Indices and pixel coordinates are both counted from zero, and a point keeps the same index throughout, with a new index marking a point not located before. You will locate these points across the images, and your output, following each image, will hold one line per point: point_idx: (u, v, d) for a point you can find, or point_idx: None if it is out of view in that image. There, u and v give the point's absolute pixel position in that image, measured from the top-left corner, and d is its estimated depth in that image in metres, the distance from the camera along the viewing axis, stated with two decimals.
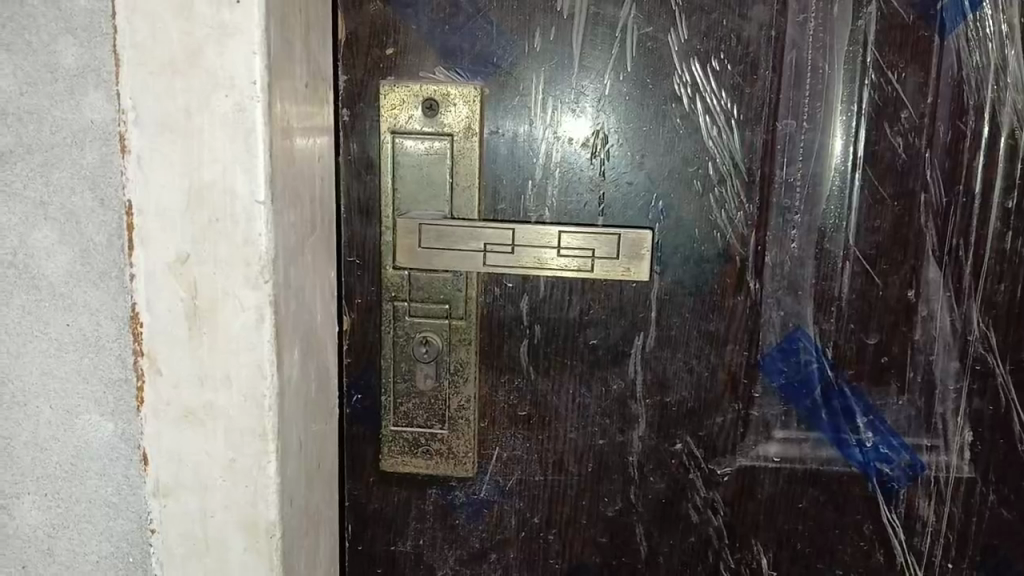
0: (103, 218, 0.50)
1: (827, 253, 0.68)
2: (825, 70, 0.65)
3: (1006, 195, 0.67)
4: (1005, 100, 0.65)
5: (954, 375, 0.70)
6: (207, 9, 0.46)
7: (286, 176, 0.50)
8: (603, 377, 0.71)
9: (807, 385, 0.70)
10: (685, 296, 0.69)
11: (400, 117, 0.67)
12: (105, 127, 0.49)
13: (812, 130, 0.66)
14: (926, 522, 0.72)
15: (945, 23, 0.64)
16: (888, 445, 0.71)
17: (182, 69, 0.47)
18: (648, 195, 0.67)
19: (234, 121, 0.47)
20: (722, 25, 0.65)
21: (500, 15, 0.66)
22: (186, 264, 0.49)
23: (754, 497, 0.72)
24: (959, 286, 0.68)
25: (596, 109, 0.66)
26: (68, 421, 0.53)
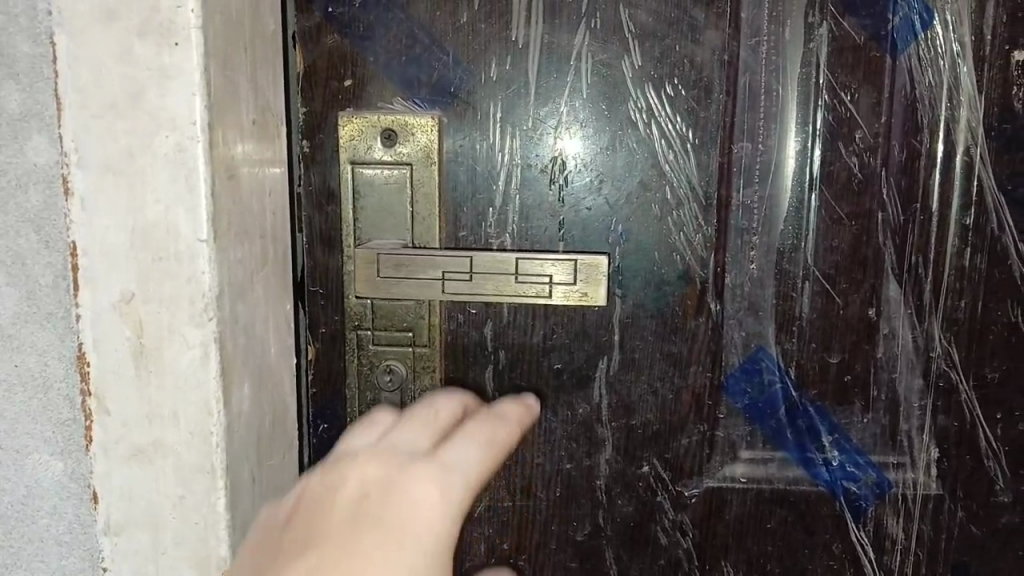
0: (49, 259, 0.51)
1: (787, 272, 0.68)
2: (778, 92, 0.65)
3: (964, 211, 0.67)
4: (959, 118, 0.65)
5: (918, 392, 0.69)
6: (148, 52, 0.47)
7: (233, 213, 0.51)
8: (568, 401, 0.71)
9: (771, 405, 0.70)
10: (647, 318, 0.69)
11: (359, 147, 0.67)
12: (48, 170, 0.50)
13: (767, 151, 0.66)
14: (896, 540, 0.72)
15: (896, 43, 0.65)
16: (854, 463, 0.71)
17: (123, 111, 0.48)
18: (608, 219, 0.68)
19: (176, 161, 0.48)
20: (675, 51, 0.66)
21: (455, 45, 0.66)
22: (132, 303, 0.50)
23: (721, 518, 0.73)
24: (919, 304, 0.68)
25: (554, 135, 0.67)
26: (18, 461, 0.53)
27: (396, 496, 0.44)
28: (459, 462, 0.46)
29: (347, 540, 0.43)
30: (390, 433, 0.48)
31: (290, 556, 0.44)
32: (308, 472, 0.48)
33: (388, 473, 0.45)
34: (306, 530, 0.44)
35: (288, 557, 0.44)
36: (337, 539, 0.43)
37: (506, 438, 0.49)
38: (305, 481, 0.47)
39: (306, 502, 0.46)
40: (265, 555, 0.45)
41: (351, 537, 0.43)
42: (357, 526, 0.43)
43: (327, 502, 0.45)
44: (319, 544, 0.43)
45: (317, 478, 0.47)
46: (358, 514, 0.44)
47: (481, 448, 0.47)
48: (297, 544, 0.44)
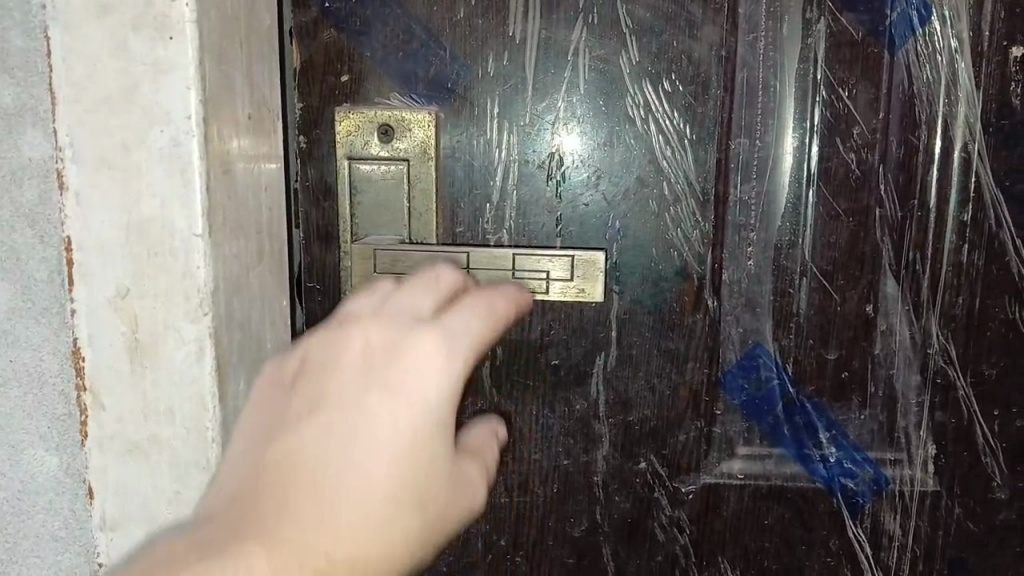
0: (44, 254, 0.51)
1: (785, 269, 0.68)
2: (776, 88, 0.65)
3: (961, 208, 0.67)
4: (957, 114, 0.65)
5: (915, 389, 0.69)
6: (142, 47, 0.48)
7: (229, 209, 0.52)
8: (565, 397, 0.71)
9: (768, 401, 0.70)
10: (645, 314, 0.69)
11: (356, 142, 0.67)
12: (44, 165, 0.50)
13: (765, 147, 0.66)
14: (893, 536, 0.72)
15: (894, 39, 0.65)
16: (852, 460, 0.71)
17: (118, 106, 0.49)
18: (605, 215, 0.68)
19: (170, 155, 0.49)
20: (673, 47, 0.65)
21: (452, 40, 0.66)
22: (127, 298, 0.51)
23: (719, 515, 0.73)
24: (917, 300, 0.68)
25: (551, 131, 0.67)
26: (13, 458, 0.53)
27: (401, 354, 0.45)
28: (461, 326, 0.47)
29: (355, 394, 0.44)
30: (392, 300, 0.49)
31: (297, 412, 0.44)
32: (309, 339, 0.48)
33: (393, 334, 0.46)
34: (312, 389, 0.45)
35: (294, 413, 0.44)
36: (346, 393, 0.44)
37: (511, 310, 0.50)
38: (307, 344, 0.48)
39: (310, 365, 0.47)
40: (269, 414, 0.45)
41: (361, 391, 0.44)
42: (366, 381, 0.44)
43: (333, 363, 0.46)
44: (327, 400, 0.44)
45: (319, 341, 0.47)
46: (365, 371, 0.45)
47: (483, 314, 0.48)
48: (304, 406, 0.45)
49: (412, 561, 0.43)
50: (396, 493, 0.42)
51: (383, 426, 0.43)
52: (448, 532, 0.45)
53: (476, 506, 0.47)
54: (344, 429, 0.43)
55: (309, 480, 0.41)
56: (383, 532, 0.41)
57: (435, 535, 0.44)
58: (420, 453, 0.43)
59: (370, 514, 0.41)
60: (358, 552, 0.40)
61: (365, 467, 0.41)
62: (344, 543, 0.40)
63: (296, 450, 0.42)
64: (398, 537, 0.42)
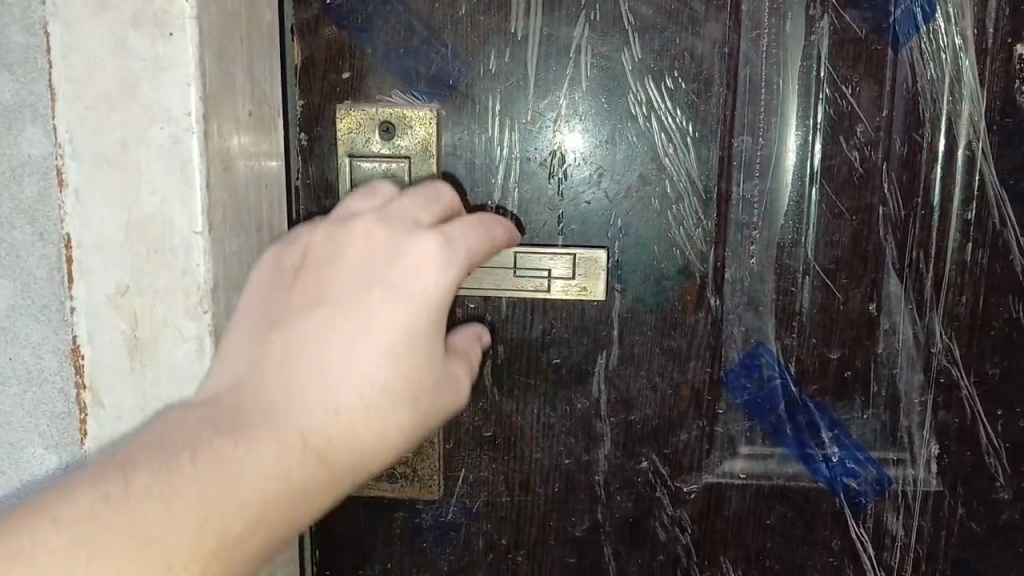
0: (43, 252, 0.51)
1: (787, 267, 0.68)
2: (778, 85, 0.65)
3: (965, 206, 0.66)
4: (960, 112, 0.65)
5: (918, 388, 0.69)
6: (142, 43, 0.48)
7: (229, 207, 0.52)
8: (567, 396, 0.71)
9: (770, 400, 0.70)
10: (647, 313, 0.69)
11: (357, 139, 0.67)
12: (43, 162, 0.50)
13: (768, 145, 0.66)
14: (896, 536, 0.72)
15: (898, 36, 0.64)
16: (854, 459, 0.70)
17: (118, 103, 0.49)
18: (607, 213, 0.67)
19: (170, 153, 0.49)
20: (675, 44, 0.65)
21: (454, 37, 0.66)
22: (127, 296, 0.51)
23: (721, 514, 0.72)
24: (920, 299, 0.68)
25: (553, 129, 0.66)
26: (12, 455, 0.55)
27: (402, 258, 0.50)
28: (457, 240, 0.52)
29: (357, 292, 0.49)
30: (393, 204, 0.53)
31: (300, 303, 0.50)
32: (310, 232, 0.53)
33: (394, 239, 0.51)
34: (315, 284, 0.50)
35: (298, 305, 0.49)
36: (349, 293, 0.49)
37: (496, 235, 0.57)
38: (308, 239, 0.52)
39: (311, 261, 0.51)
40: (272, 302, 0.50)
41: (363, 291, 0.49)
42: (367, 282, 0.49)
43: (335, 260, 0.51)
44: (330, 297, 0.49)
45: (321, 238, 0.52)
46: (368, 272, 0.50)
47: (475, 233, 0.54)
48: (307, 298, 0.50)
49: (402, 441, 0.50)
50: (391, 386, 0.48)
51: (383, 326, 0.48)
52: (431, 420, 0.52)
53: (455, 400, 0.54)
54: (347, 326, 0.48)
55: (315, 370, 0.47)
56: (380, 416, 0.48)
57: (422, 422, 0.51)
58: (414, 353, 0.49)
59: (368, 404, 0.47)
60: (356, 436, 0.47)
61: (366, 362, 0.48)
62: (347, 423, 0.47)
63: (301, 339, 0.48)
64: (391, 424, 0.49)
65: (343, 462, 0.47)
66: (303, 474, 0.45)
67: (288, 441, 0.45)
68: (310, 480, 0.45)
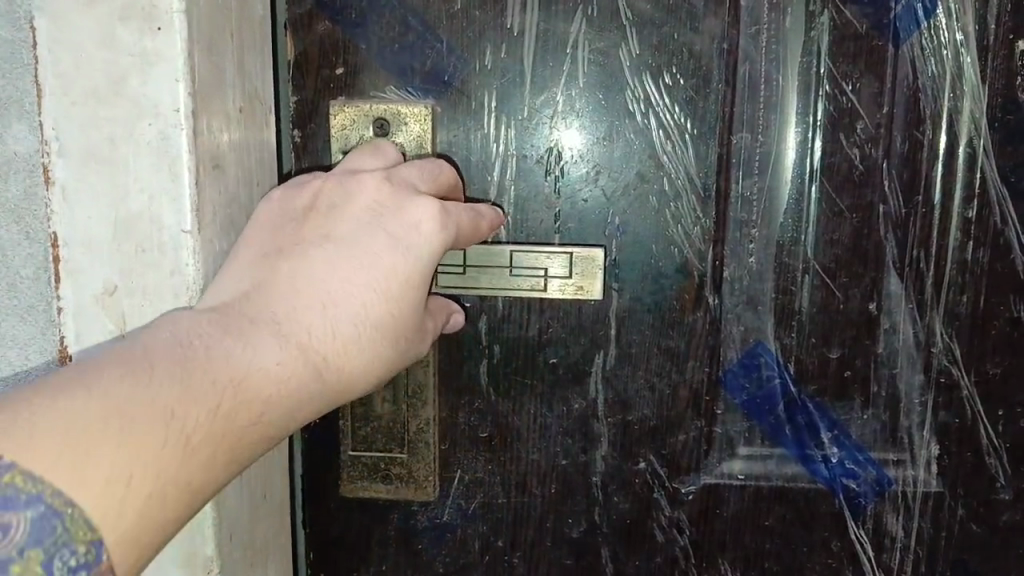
0: (30, 251, 0.51)
1: (787, 266, 0.67)
2: (778, 81, 0.64)
3: (966, 204, 0.65)
4: (962, 109, 0.64)
5: (918, 388, 0.68)
6: (130, 38, 0.48)
7: (218, 205, 0.52)
8: (564, 396, 0.70)
9: (769, 401, 0.69)
10: (645, 313, 0.68)
11: (351, 137, 0.66)
12: (29, 158, 0.50)
13: (767, 142, 0.65)
14: (895, 538, 0.71)
15: (899, 32, 0.63)
16: (854, 460, 0.70)
17: (105, 99, 0.48)
18: (604, 211, 0.66)
19: (159, 150, 0.49)
20: (674, 40, 0.64)
21: (449, 32, 0.65)
22: (114, 296, 0.51)
23: (719, 516, 0.72)
24: (921, 298, 0.67)
25: (550, 126, 0.65)
26: None
27: (405, 210, 0.52)
28: (456, 211, 0.55)
29: (361, 233, 0.51)
30: (398, 167, 0.55)
31: (304, 236, 0.51)
32: (316, 179, 0.54)
33: (399, 194, 0.53)
34: (319, 222, 0.52)
35: (302, 237, 0.51)
36: (352, 233, 0.51)
37: (481, 230, 0.59)
38: (317, 186, 0.53)
39: (318, 205, 0.52)
40: (275, 232, 0.52)
41: (365, 233, 0.51)
42: (372, 224, 0.51)
43: (341, 206, 0.52)
44: (334, 234, 0.51)
45: (329, 186, 0.53)
46: (371, 219, 0.51)
47: (467, 210, 0.57)
48: (312, 235, 0.51)
49: (381, 376, 0.52)
50: (385, 318, 0.50)
51: (382, 264, 0.50)
52: (406, 360, 0.54)
53: (423, 348, 0.56)
54: (348, 258, 0.50)
55: (316, 292, 0.49)
56: (369, 349, 0.50)
57: (399, 362, 0.53)
58: (407, 292, 0.51)
59: (361, 331, 0.49)
60: (346, 359, 0.49)
61: (363, 292, 0.49)
62: (339, 348, 0.48)
63: (304, 269, 0.49)
64: (378, 357, 0.50)
65: (333, 383, 0.49)
66: (297, 385, 0.47)
67: (286, 352, 0.46)
68: (300, 399, 0.47)
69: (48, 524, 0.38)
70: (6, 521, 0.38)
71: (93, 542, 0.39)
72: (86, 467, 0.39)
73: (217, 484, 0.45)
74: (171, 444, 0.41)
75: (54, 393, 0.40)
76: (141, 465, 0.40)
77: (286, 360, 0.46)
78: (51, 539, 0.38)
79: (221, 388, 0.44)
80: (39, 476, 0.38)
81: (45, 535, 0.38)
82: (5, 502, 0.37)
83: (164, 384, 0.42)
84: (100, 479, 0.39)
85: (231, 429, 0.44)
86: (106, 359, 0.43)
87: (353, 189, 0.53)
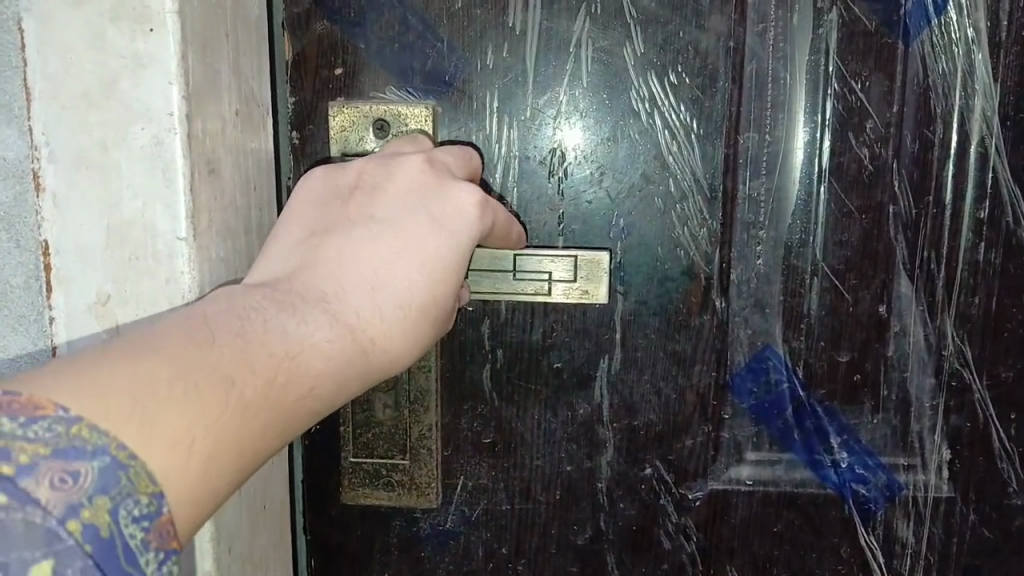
0: (20, 260, 0.50)
1: (795, 268, 0.66)
2: (785, 80, 0.63)
3: (978, 204, 0.64)
4: (973, 108, 0.63)
5: (929, 391, 0.67)
6: (121, 39, 0.47)
7: (213, 211, 0.51)
8: (569, 402, 0.69)
9: (778, 405, 0.68)
10: (650, 317, 0.67)
11: (351, 139, 0.65)
12: (18, 164, 0.49)
13: (774, 142, 0.64)
14: (906, 543, 0.70)
15: (909, 29, 0.62)
16: (864, 465, 0.68)
17: (96, 102, 0.47)
18: (609, 213, 0.65)
19: (152, 155, 0.48)
20: (680, 38, 0.63)
21: (449, 32, 0.64)
22: (107, 306, 0.50)
23: (727, 522, 0.70)
24: (932, 300, 0.66)
25: (553, 126, 0.64)
26: None
27: (446, 194, 0.51)
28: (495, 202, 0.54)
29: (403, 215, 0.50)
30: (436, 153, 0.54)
31: (349, 215, 0.50)
32: (358, 163, 0.53)
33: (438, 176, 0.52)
34: (363, 202, 0.51)
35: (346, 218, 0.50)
36: (391, 215, 0.50)
37: (511, 233, 0.58)
38: (358, 168, 0.53)
39: (360, 188, 0.52)
40: (320, 213, 0.51)
41: (407, 213, 0.50)
42: (414, 205, 0.50)
43: (382, 188, 0.51)
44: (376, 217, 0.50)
45: (372, 169, 0.52)
46: (412, 200, 0.50)
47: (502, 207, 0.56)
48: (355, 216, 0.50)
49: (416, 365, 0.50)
50: (428, 301, 0.48)
51: (423, 246, 0.49)
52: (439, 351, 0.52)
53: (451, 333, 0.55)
54: (390, 239, 0.49)
55: (361, 271, 0.47)
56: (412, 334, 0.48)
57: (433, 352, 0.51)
58: (447, 274, 0.49)
59: (405, 313, 0.47)
60: (390, 343, 0.47)
61: (408, 274, 0.48)
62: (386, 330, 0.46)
63: (350, 249, 0.48)
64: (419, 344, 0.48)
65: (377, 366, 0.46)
66: (345, 365, 0.45)
67: (335, 329, 0.44)
68: (345, 381, 0.45)
69: (115, 475, 0.34)
70: (74, 468, 0.33)
71: (155, 494, 0.35)
72: (151, 423, 0.36)
73: (263, 458, 0.42)
74: (229, 410, 0.39)
75: (116, 356, 0.38)
76: (202, 429, 0.38)
77: (336, 337, 0.44)
78: (117, 488, 0.34)
79: (277, 361, 0.42)
80: (104, 428, 0.35)
81: (111, 483, 0.34)
82: (72, 451, 0.33)
83: (226, 350, 0.40)
84: (164, 437, 0.36)
85: (283, 401, 0.42)
86: (166, 327, 0.40)
87: (391, 172, 0.52)
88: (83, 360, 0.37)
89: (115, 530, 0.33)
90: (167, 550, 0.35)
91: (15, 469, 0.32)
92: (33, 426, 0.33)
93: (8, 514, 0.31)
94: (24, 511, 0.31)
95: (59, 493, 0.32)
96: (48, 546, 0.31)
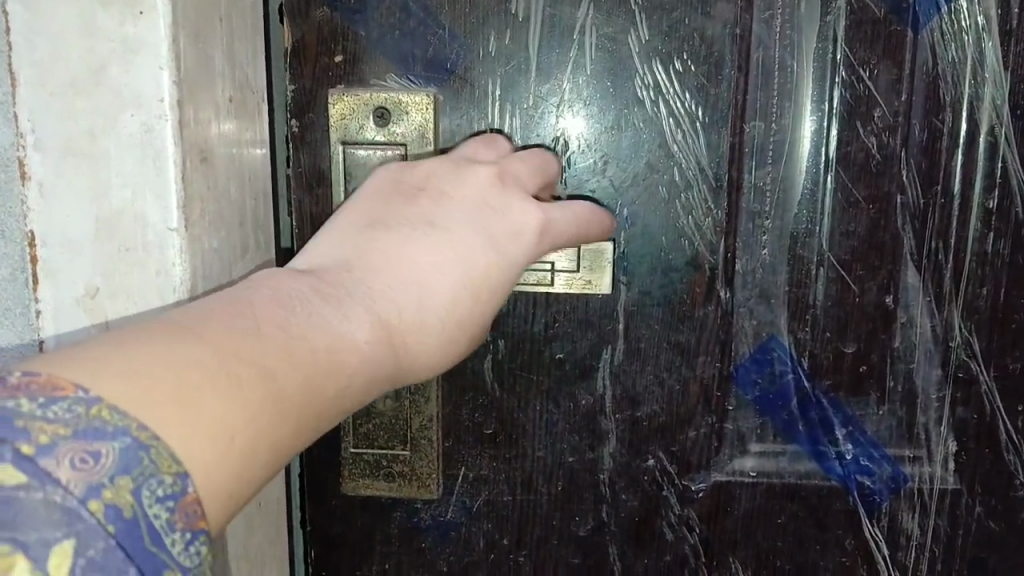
0: (7, 251, 0.49)
1: (801, 259, 0.65)
2: (793, 69, 0.62)
3: (987, 193, 0.63)
4: (982, 96, 0.62)
5: (936, 383, 0.66)
6: (110, 23, 0.46)
7: (206, 201, 0.51)
8: (571, 393, 0.68)
9: (782, 397, 0.67)
10: (653, 307, 0.66)
11: (351, 127, 0.64)
12: (4, 152, 0.48)
13: (781, 131, 0.63)
14: (911, 536, 0.69)
15: (918, 16, 0.61)
16: (869, 457, 0.68)
17: (85, 88, 0.47)
18: (612, 203, 0.64)
19: (142, 142, 0.47)
20: (685, 25, 0.62)
21: (451, 18, 0.63)
22: (96, 298, 0.49)
23: (730, 514, 0.70)
24: (939, 291, 0.65)
25: (555, 115, 0.63)
26: None
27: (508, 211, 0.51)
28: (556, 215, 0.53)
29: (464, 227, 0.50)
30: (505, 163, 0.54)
31: (412, 215, 0.50)
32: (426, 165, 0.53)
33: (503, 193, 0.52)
34: (424, 205, 0.51)
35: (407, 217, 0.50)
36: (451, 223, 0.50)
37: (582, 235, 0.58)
38: (426, 171, 0.53)
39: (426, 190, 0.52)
40: (382, 205, 0.51)
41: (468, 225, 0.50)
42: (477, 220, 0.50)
43: (448, 195, 0.51)
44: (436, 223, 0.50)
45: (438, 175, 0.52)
46: (476, 213, 0.51)
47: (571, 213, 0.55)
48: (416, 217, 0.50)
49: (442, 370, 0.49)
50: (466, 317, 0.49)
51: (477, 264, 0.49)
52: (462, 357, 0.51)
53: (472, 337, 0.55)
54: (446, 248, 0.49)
55: (415, 277, 0.47)
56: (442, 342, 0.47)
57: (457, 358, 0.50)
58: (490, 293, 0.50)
59: (444, 323, 0.48)
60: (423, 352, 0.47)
61: (456, 287, 0.48)
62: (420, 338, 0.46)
63: (408, 251, 0.48)
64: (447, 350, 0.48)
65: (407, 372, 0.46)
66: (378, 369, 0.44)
67: (379, 335, 0.44)
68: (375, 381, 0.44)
69: (136, 455, 0.32)
70: (94, 448, 0.31)
71: (180, 474, 0.33)
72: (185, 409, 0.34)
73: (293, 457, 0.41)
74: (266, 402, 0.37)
75: (149, 340, 0.36)
76: (238, 421, 0.36)
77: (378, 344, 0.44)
78: (139, 468, 0.32)
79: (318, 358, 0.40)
80: (123, 408, 0.33)
81: (132, 464, 0.32)
82: (92, 432, 0.32)
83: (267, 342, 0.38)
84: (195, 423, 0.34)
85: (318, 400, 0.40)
86: (204, 314, 0.39)
87: (456, 181, 0.52)
88: (119, 344, 0.35)
89: (138, 511, 0.31)
90: (196, 529, 0.33)
91: (35, 449, 0.30)
92: (52, 407, 0.32)
93: (27, 494, 0.29)
94: (44, 491, 0.30)
95: (79, 473, 0.31)
96: (68, 526, 0.30)
